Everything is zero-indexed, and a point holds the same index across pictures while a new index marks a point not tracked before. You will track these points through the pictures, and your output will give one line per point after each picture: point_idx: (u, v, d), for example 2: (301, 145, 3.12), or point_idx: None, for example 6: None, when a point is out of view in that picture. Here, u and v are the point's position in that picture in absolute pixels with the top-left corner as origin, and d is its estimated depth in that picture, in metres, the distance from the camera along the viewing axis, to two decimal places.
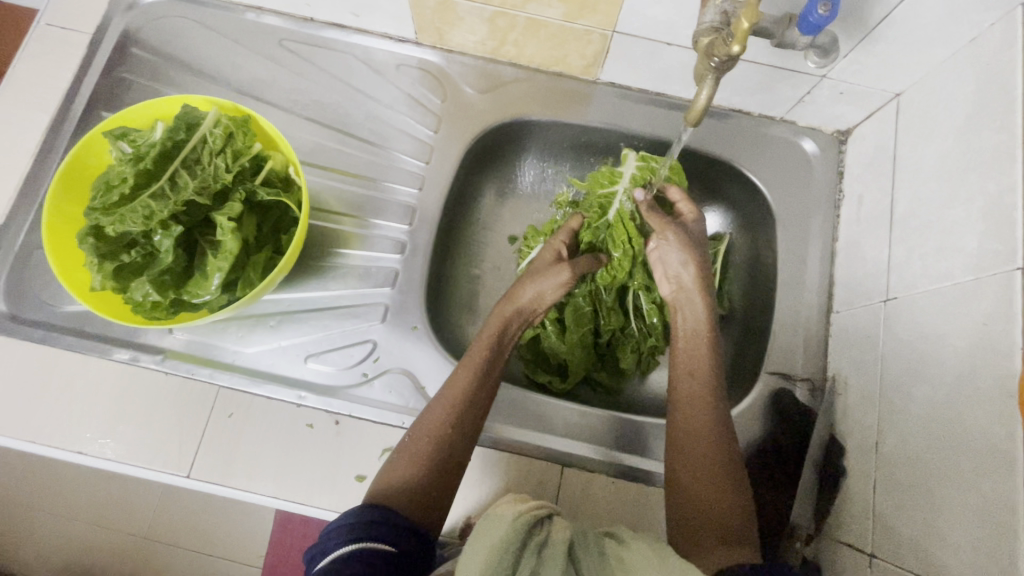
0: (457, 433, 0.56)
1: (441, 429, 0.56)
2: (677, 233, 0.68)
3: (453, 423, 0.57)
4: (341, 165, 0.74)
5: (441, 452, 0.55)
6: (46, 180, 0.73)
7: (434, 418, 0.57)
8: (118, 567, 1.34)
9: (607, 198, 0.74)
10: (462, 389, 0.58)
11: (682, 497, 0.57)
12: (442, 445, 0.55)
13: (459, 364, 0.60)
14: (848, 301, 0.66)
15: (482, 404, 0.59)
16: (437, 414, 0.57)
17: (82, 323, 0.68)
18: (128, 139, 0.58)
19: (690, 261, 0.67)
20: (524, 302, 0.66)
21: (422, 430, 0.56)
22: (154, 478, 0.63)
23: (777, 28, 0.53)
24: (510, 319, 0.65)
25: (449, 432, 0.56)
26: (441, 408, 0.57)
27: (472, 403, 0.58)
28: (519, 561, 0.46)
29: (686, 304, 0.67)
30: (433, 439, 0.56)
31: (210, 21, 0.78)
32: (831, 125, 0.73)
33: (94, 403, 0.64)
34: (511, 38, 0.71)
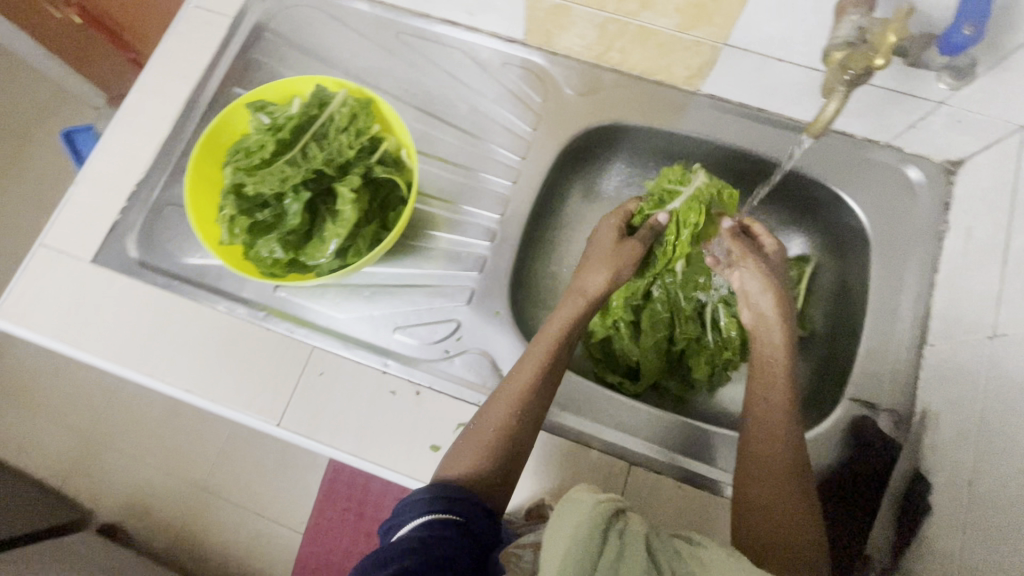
0: (524, 423, 0.59)
1: (507, 420, 0.58)
2: (760, 262, 0.68)
3: (519, 415, 0.58)
4: (441, 152, 0.78)
5: (509, 441, 0.57)
6: (180, 144, 0.81)
7: (499, 411, 0.59)
8: (174, 513, 1.43)
9: (670, 192, 0.73)
10: (527, 382, 0.60)
11: (755, 515, 0.56)
12: (510, 434, 0.57)
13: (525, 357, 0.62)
14: (946, 335, 0.64)
15: (545, 396, 0.61)
16: (502, 407, 0.59)
17: (199, 275, 0.75)
18: (265, 112, 0.66)
19: (769, 289, 0.67)
20: (588, 291, 0.67)
21: (489, 422, 0.58)
22: (248, 422, 0.68)
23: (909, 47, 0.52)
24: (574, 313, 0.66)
25: (516, 423, 0.58)
26: (506, 400, 0.59)
27: (537, 396, 0.60)
28: (602, 547, 0.47)
29: (763, 337, 0.67)
30: (501, 430, 0.57)
31: (337, 12, 0.85)
32: (940, 154, 0.71)
33: (203, 347, 0.71)
34: (618, 44, 0.73)
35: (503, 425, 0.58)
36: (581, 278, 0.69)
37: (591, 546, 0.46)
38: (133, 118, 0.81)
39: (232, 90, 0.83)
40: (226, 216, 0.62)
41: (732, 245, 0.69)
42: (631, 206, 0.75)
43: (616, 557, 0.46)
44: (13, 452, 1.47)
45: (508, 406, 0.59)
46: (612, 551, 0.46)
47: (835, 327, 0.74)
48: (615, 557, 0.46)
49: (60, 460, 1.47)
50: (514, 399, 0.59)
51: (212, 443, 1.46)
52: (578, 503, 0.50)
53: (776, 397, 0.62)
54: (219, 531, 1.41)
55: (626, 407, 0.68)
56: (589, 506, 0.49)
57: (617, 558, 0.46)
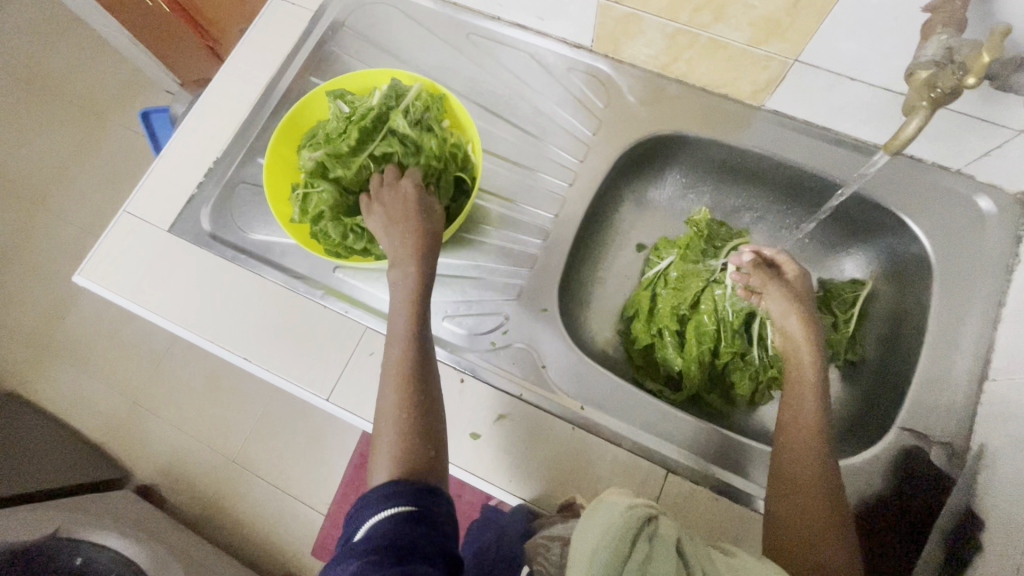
0: (421, 400, 0.54)
1: (402, 402, 0.54)
2: (781, 285, 0.68)
3: (411, 396, 0.54)
4: (501, 150, 0.81)
5: (415, 415, 0.53)
6: (256, 126, 0.85)
7: (392, 407, 0.54)
8: (207, 481, 1.49)
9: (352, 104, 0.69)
10: (402, 365, 0.56)
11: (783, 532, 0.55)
12: (415, 417, 0.53)
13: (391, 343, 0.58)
14: (1010, 371, 0.61)
15: (426, 360, 0.57)
16: (393, 401, 0.54)
17: (265, 250, 0.79)
18: (345, 100, 0.70)
19: (795, 312, 0.66)
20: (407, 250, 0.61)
21: (388, 422, 0.53)
22: (299, 394, 0.72)
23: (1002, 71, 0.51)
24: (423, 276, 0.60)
25: (411, 400, 0.54)
26: (393, 392, 0.55)
27: (417, 370, 0.56)
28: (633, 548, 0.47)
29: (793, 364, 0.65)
30: (401, 419, 0.53)
31: (412, 11, 0.89)
32: (1015, 185, 0.68)
33: (262, 320, 0.75)
34: (686, 56, 0.74)
35: (400, 412, 0.53)
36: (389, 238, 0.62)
37: (622, 545, 0.47)
38: (216, 100, 0.86)
39: (308, 79, 0.87)
40: (301, 195, 0.66)
41: (753, 275, 0.71)
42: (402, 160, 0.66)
43: (645, 558, 0.46)
44: (67, 408, 1.56)
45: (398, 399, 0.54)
46: (642, 552, 0.46)
47: (888, 354, 0.72)
48: (644, 559, 0.46)
49: (106, 419, 1.55)
50: (399, 388, 0.55)
51: (248, 418, 1.51)
52: (612, 502, 0.50)
53: (806, 421, 0.60)
54: (247, 502, 1.46)
55: (667, 415, 0.67)
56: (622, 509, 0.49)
57: (647, 559, 0.46)
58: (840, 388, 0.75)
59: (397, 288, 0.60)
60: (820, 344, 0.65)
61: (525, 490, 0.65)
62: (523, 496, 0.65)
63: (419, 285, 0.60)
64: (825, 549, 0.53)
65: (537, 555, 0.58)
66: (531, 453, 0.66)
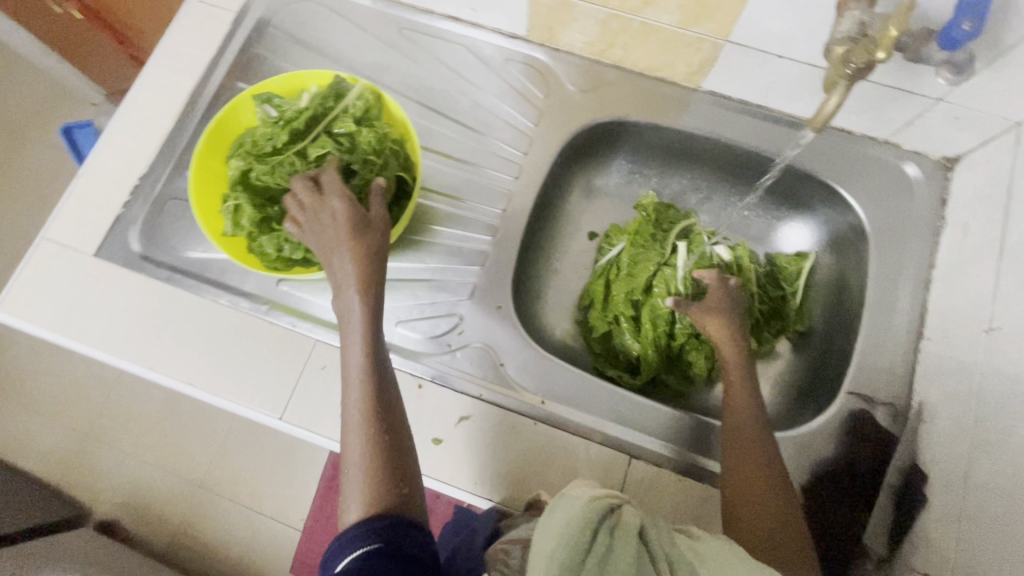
0: (389, 434, 0.52)
1: (368, 438, 0.51)
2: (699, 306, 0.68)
3: (378, 430, 0.52)
4: (444, 148, 0.79)
5: (381, 450, 0.51)
6: (182, 139, 0.80)
7: (358, 445, 0.51)
8: (174, 509, 1.43)
9: (283, 107, 0.65)
10: (364, 399, 0.53)
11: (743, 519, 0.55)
12: (384, 452, 0.51)
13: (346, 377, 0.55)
14: (942, 330, 0.65)
15: (386, 388, 0.54)
16: (359, 438, 0.51)
17: (202, 269, 0.75)
18: (272, 104, 0.66)
19: (721, 324, 0.66)
20: (349, 273, 0.55)
21: (356, 460, 0.51)
22: (251, 416, 0.69)
23: (914, 43, 0.54)
24: (371, 301, 0.56)
25: (376, 435, 0.51)
26: (358, 428, 0.52)
27: (377, 401, 0.53)
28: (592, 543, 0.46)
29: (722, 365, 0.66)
30: (368, 456, 0.50)
31: (340, 8, 0.85)
32: (938, 151, 0.72)
33: (204, 341, 0.71)
34: (621, 41, 0.74)
35: (366, 449, 0.50)
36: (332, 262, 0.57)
37: (578, 545, 0.46)
38: (135, 112, 0.81)
39: (235, 84, 0.83)
40: (231, 208, 0.62)
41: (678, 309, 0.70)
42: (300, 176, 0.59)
43: (603, 554, 0.46)
44: (11, 448, 1.47)
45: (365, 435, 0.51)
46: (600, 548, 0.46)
47: (834, 322, 0.75)
48: (601, 557, 0.46)
49: (55, 457, 1.46)
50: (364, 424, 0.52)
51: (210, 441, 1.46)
52: (571, 501, 0.50)
53: (737, 403, 0.62)
54: (218, 527, 1.41)
55: (628, 400, 0.68)
56: (579, 508, 0.48)
57: (605, 556, 0.46)
58: (792, 360, 0.77)
59: (346, 315, 0.56)
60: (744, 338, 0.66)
61: (491, 490, 0.64)
62: (490, 497, 0.64)
63: (367, 310, 0.55)
64: (778, 521, 0.54)
65: (497, 564, 0.53)
66: (495, 453, 0.66)
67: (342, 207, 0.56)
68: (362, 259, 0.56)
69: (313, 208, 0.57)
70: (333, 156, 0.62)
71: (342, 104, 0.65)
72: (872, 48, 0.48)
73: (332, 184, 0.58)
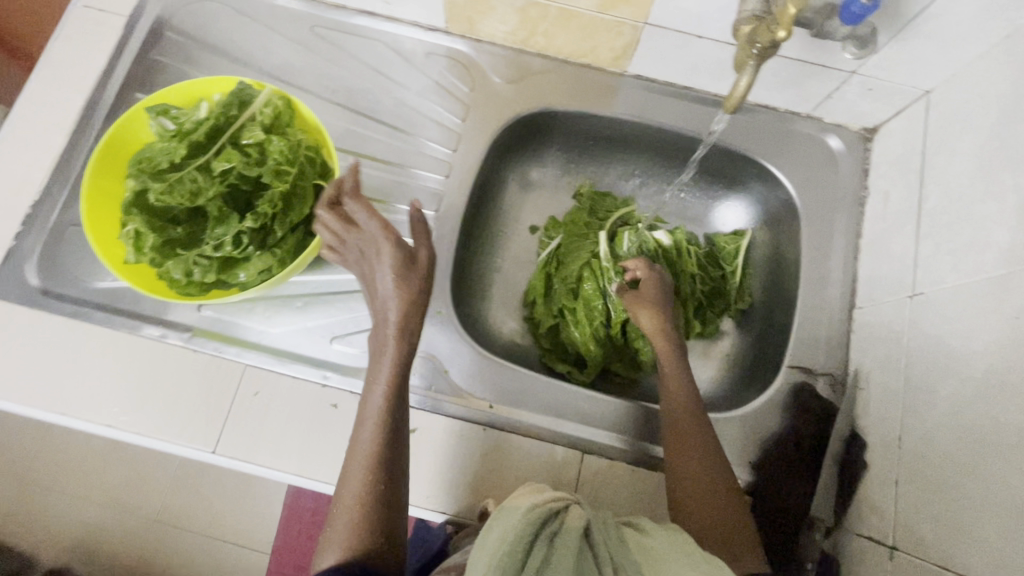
0: (389, 481, 0.51)
1: (367, 483, 0.50)
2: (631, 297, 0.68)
3: (378, 479, 0.50)
4: (369, 150, 0.75)
5: (376, 498, 0.50)
6: (78, 160, 0.73)
7: (355, 486, 0.50)
8: (126, 552, 1.27)
9: (181, 119, 0.60)
10: (374, 443, 0.52)
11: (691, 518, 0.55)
12: (377, 499, 0.50)
13: (361, 413, 0.54)
14: (871, 297, 0.66)
15: (399, 435, 0.53)
16: (357, 476, 0.50)
17: (113, 299, 0.69)
18: (169, 116, 0.60)
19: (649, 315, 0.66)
20: (391, 311, 0.54)
21: (350, 498, 0.50)
22: (181, 453, 0.64)
23: (818, 18, 0.54)
24: (403, 347, 0.54)
25: (375, 482, 0.50)
26: (361, 466, 0.51)
27: (387, 449, 0.52)
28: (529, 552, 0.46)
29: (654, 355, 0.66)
30: (362, 502, 0.49)
31: (245, 7, 0.79)
32: (857, 122, 0.73)
33: (121, 378, 0.65)
34: (542, 28, 0.72)
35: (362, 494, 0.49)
36: (375, 294, 0.56)
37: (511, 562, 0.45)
38: (20, 133, 0.73)
39: (134, 95, 0.76)
40: (130, 234, 0.57)
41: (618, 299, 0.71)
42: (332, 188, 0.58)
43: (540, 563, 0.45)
44: None
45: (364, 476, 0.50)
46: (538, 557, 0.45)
47: (773, 297, 0.76)
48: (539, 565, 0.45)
49: None
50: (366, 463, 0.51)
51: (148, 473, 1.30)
52: (510, 513, 0.49)
53: (673, 396, 0.61)
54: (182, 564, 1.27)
55: (577, 395, 0.67)
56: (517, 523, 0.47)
57: (543, 564, 0.45)
58: (737, 338, 0.78)
59: (379, 347, 0.55)
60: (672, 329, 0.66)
61: (444, 502, 0.62)
62: (442, 509, 0.62)
63: (399, 355, 0.54)
64: (724, 515, 0.55)
65: None
66: (445, 464, 0.64)
67: (384, 236, 0.55)
68: (407, 301, 0.55)
69: (349, 233, 0.57)
70: (240, 170, 0.58)
71: (248, 113, 0.61)
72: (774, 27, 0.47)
73: (357, 209, 0.57)
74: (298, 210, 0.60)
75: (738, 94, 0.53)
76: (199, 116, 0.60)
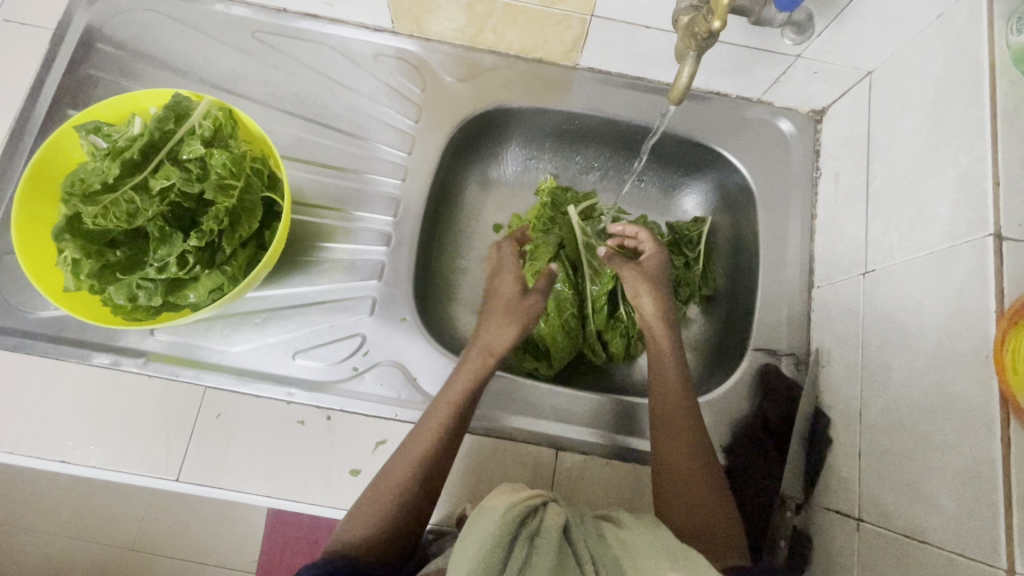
0: (418, 492, 0.54)
1: (407, 477, 0.55)
2: (636, 270, 0.69)
3: (416, 479, 0.55)
4: (322, 157, 0.73)
5: (406, 496, 0.54)
6: (9, 184, 0.69)
7: (397, 474, 0.55)
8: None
9: (115, 136, 0.58)
10: (429, 442, 0.56)
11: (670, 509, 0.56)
12: (400, 505, 0.53)
13: (430, 410, 0.58)
14: (829, 276, 0.68)
15: (453, 445, 0.57)
16: (392, 475, 0.55)
17: (58, 329, 0.65)
18: (101, 134, 0.58)
19: (653, 294, 0.67)
20: (498, 335, 0.64)
21: (378, 493, 0.54)
22: (142, 483, 0.61)
23: (754, 6, 0.55)
24: (481, 367, 0.61)
25: (414, 481, 0.55)
26: (402, 468, 0.55)
27: (437, 454, 0.56)
28: (508, 557, 0.45)
29: (649, 338, 0.67)
30: (394, 494, 0.54)
31: (179, 14, 0.76)
32: (806, 105, 0.75)
33: (73, 410, 0.62)
34: (490, 25, 0.71)
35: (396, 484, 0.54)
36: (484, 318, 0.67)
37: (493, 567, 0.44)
38: None
39: (65, 113, 0.72)
40: (67, 260, 0.54)
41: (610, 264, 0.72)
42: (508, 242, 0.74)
43: (522, 565, 0.44)
44: None
45: (398, 479, 0.54)
46: (519, 560, 0.44)
47: (735, 281, 0.77)
48: (520, 567, 0.44)
49: None
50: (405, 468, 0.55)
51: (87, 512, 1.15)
52: (488, 515, 0.46)
53: (669, 392, 0.61)
54: None
55: (550, 393, 0.67)
56: (495, 526, 0.45)
57: (524, 565, 0.44)
58: (704, 324, 0.79)
59: (473, 351, 0.63)
60: (672, 321, 0.67)
61: None
62: None
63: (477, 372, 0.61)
64: (704, 509, 0.55)
65: None
66: None
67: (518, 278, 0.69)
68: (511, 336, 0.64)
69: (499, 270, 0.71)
70: (180, 188, 0.56)
71: (185, 126, 0.59)
72: (709, 19, 0.47)
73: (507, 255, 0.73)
74: (246, 225, 0.58)
75: (681, 84, 0.53)
76: (134, 133, 0.58)
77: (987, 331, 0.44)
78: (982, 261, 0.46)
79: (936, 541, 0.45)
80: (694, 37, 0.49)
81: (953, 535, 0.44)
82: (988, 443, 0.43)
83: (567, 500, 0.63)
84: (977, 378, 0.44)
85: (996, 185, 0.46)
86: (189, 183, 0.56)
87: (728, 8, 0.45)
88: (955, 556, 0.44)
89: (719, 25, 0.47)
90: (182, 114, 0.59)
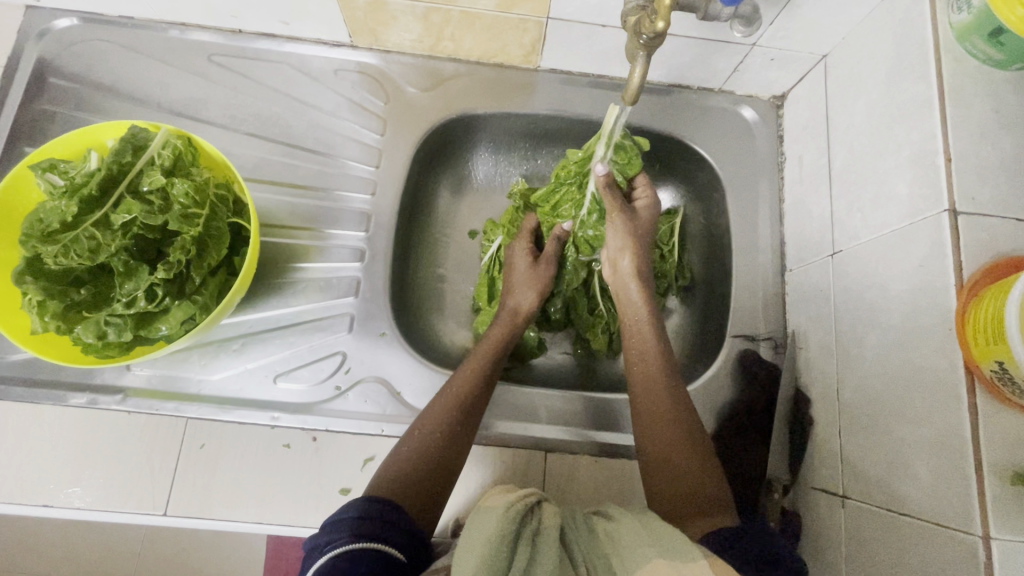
0: (453, 440, 0.55)
1: (443, 422, 0.56)
2: (626, 218, 0.67)
3: (451, 423, 0.56)
4: (290, 178, 0.73)
5: (442, 439, 0.55)
6: None
7: (434, 417, 0.57)
8: None
9: (73, 171, 0.58)
10: (465, 389, 0.59)
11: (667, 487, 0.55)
12: (439, 453, 0.54)
13: (464, 366, 0.62)
14: (800, 259, 0.69)
15: (482, 398, 0.59)
16: (425, 428, 0.56)
17: (31, 371, 0.64)
18: (57, 171, 0.58)
19: (630, 246, 0.67)
20: (525, 300, 0.68)
21: (412, 442, 0.55)
22: (131, 521, 0.60)
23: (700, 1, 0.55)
24: (507, 329, 0.66)
25: (450, 426, 0.56)
26: (439, 411, 0.57)
27: (471, 401, 0.58)
28: (513, 556, 0.44)
29: (624, 293, 0.68)
30: (432, 435, 0.55)
31: (133, 42, 0.75)
32: (767, 91, 0.76)
33: (52, 453, 0.61)
34: (447, 33, 0.71)
35: (433, 426, 0.56)
36: (513, 287, 0.70)
37: (499, 565, 0.43)
38: None
39: (21, 151, 0.71)
40: (31, 303, 0.54)
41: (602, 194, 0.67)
42: (531, 224, 0.76)
43: (526, 563, 0.44)
44: None
45: (432, 430, 0.55)
46: (523, 559, 0.44)
47: (710, 270, 0.78)
48: (524, 565, 0.44)
49: None
50: (438, 420, 0.56)
51: (48, 562, 1.08)
52: (486, 516, 0.47)
53: (642, 373, 0.61)
54: None
55: (534, 394, 0.68)
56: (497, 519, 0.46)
57: (528, 564, 0.44)
58: (684, 314, 0.79)
59: (512, 309, 0.68)
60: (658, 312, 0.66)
61: None
62: None
63: (500, 334, 0.65)
64: (694, 479, 0.54)
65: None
66: None
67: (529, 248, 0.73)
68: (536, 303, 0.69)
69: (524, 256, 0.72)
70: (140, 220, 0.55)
71: (144, 157, 0.59)
72: (654, 19, 0.48)
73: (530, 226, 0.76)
74: (213, 252, 0.58)
75: (635, 83, 0.51)
76: (91, 168, 0.58)
77: (949, 304, 0.45)
78: (940, 235, 0.47)
79: (916, 513, 0.46)
80: (640, 37, 0.49)
81: (931, 505, 0.45)
82: (958, 414, 0.44)
83: (559, 501, 0.63)
84: (942, 351, 0.45)
85: (948, 161, 0.47)
86: (149, 214, 0.55)
87: (672, 6, 0.46)
88: (933, 525, 0.44)
89: (665, 24, 0.48)
90: (138, 147, 0.59)
